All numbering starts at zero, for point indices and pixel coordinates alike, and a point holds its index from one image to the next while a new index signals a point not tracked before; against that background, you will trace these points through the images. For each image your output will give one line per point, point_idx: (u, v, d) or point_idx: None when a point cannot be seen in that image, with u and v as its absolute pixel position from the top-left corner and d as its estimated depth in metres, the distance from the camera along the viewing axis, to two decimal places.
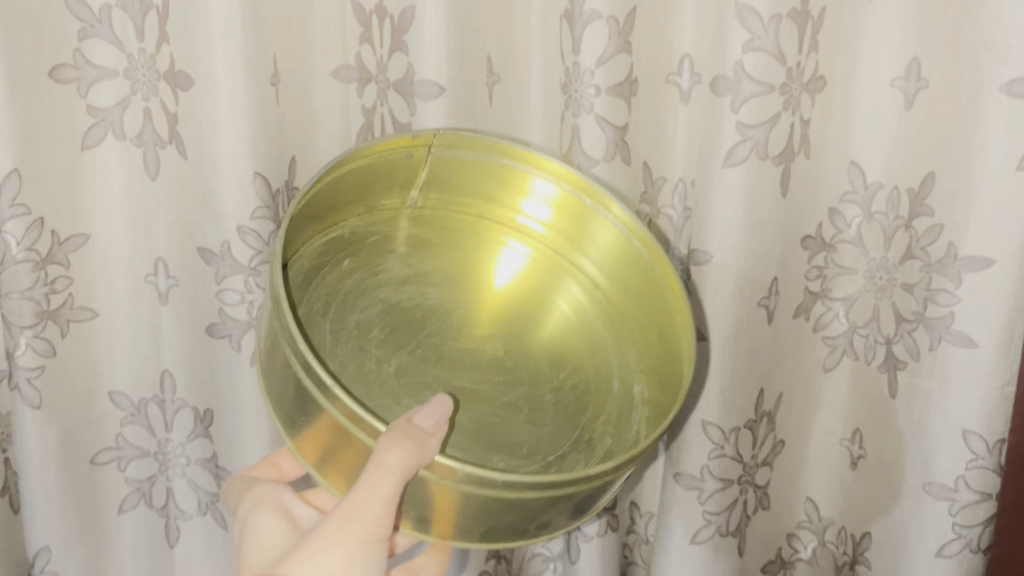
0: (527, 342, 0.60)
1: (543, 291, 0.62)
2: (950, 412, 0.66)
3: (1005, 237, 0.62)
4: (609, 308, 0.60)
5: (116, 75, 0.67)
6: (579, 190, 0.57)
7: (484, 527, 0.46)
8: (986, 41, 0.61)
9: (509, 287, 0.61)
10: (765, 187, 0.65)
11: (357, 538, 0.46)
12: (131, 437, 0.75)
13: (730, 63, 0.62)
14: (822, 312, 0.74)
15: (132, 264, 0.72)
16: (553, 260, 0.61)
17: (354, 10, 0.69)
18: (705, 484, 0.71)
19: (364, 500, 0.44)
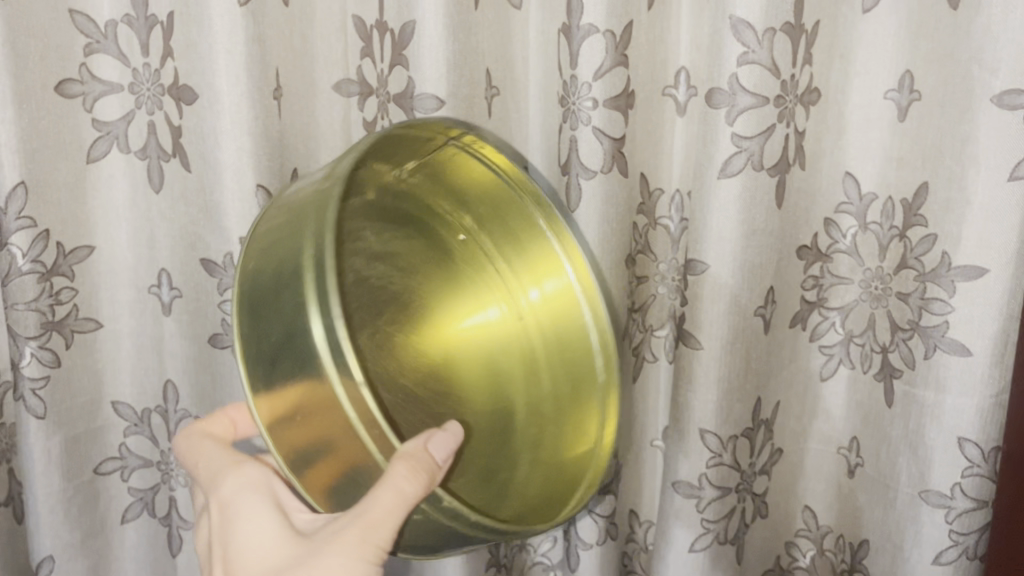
0: (458, 353, 0.64)
1: (491, 326, 0.63)
2: (946, 420, 0.67)
3: (998, 246, 0.62)
4: (533, 367, 0.62)
5: (120, 90, 0.69)
6: (582, 291, 0.58)
7: (418, 540, 0.45)
8: (978, 53, 0.61)
9: (467, 322, 0.63)
10: (761, 198, 0.65)
11: (352, 553, 0.42)
12: (134, 446, 0.76)
13: (726, 77, 0.63)
14: (818, 321, 0.75)
15: (136, 276, 0.74)
16: (510, 305, 0.62)
17: (354, 24, 0.71)
18: (703, 492, 0.72)
19: (373, 514, 0.41)
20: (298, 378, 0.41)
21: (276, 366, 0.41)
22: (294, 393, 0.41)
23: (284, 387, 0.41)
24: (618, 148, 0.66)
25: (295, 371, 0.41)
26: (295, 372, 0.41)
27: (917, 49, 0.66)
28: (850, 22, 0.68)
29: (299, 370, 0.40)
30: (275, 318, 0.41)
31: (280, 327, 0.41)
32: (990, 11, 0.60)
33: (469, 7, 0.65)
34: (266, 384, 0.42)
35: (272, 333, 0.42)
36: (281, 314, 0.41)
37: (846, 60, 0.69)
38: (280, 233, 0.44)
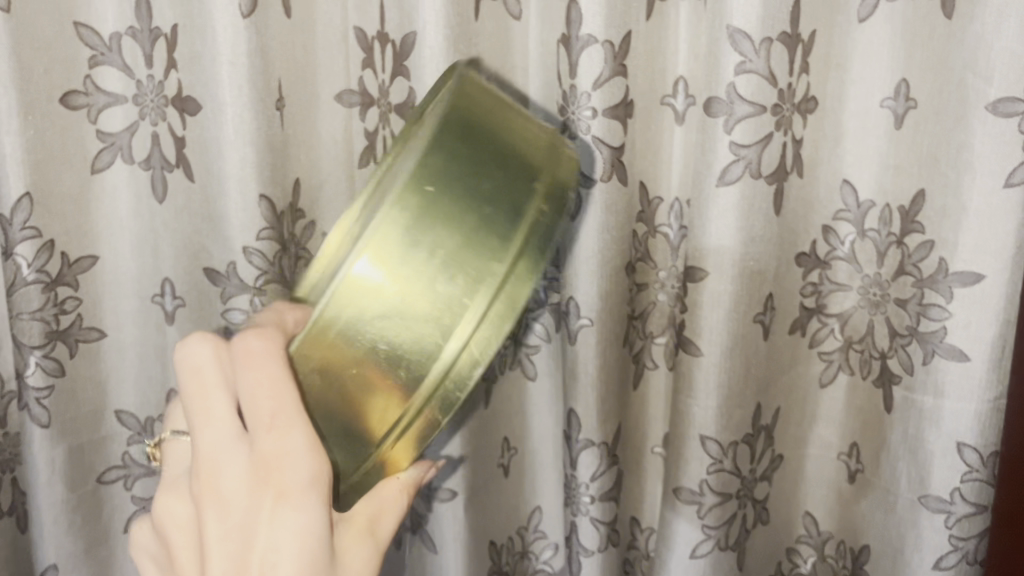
0: None
1: None
2: (944, 425, 0.67)
3: (994, 252, 0.63)
4: None
5: (124, 101, 0.69)
6: None
7: None
8: (971, 61, 0.62)
9: None
10: (759, 206, 0.66)
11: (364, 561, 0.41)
12: (137, 455, 0.76)
13: (724, 86, 0.64)
14: (817, 328, 0.76)
15: (140, 287, 0.75)
16: None
17: (355, 36, 0.71)
18: (704, 499, 0.72)
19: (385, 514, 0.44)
20: (406, 357, 0.44)
21: (388, 329, 0.44)
22: (382, 360, 0.44)
23: (379, 347, 0.44)
24: (618, 157, 0.67)
25: (405, 350, 0.44)
26: (397, 354, 0.44)
27: (912, 58, 0.67)
28: (846, 31, 0.69)
29: (411, 352, 0.44)
30: (421, 292, 0.44)
31: (420, 309, 0.44)
32: (984, 20, 0.60)
33: (469, 17, 0.65)
34: (361, 323, 0.44)
35: (410, 289, 0.44)
36: (439, 300, 0.44)
37: (842, 71, 0.70)
38: (452, 196, 0.45)
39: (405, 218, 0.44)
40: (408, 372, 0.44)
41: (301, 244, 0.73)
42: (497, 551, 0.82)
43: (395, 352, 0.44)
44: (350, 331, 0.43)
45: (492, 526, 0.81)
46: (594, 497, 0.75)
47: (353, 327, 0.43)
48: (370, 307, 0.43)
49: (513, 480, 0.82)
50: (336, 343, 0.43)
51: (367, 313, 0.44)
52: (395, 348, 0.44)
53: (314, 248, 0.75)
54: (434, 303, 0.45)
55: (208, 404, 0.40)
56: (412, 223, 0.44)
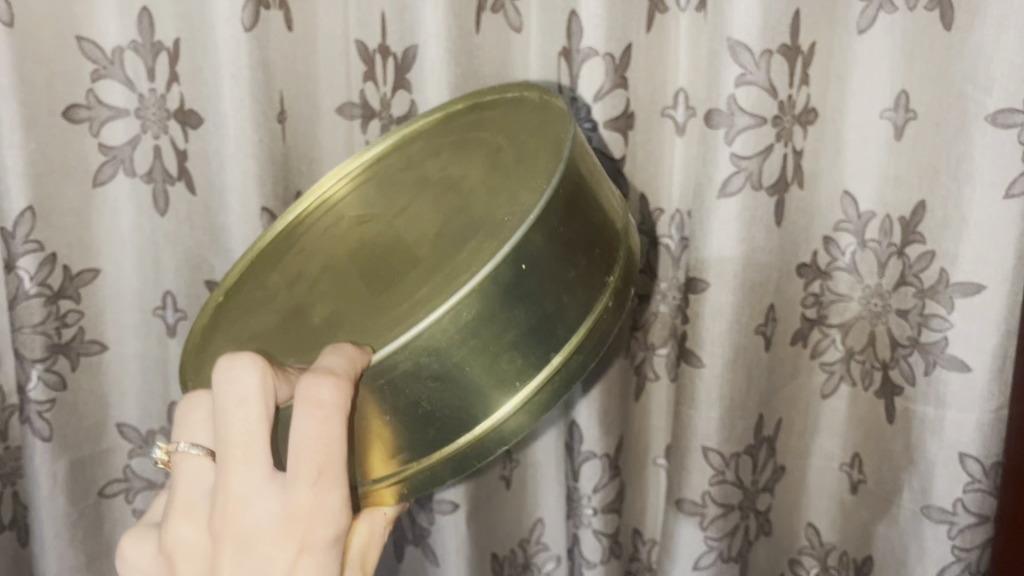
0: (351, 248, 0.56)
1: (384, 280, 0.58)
2: (946, 436, 0.67)
3: (994, 263, 0.63)
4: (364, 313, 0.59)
5: (126, 114, 0.69)
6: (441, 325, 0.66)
7: None
8: (971, 73, 0.62)
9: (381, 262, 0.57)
10: (759, 217, 0.66)
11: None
12: (139, 468, 0.76)
13: (724, 97, 0.64)
14: (819, 339, 0.76)
15: (142, 297, 0.74)
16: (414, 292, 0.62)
17: (356, 49, 0.71)
18: (706, 510, 0.72)
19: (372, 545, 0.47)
20: (438, 419, 0.44)
21: (432, 398, 0.43)
22: (415, 419, 0.43)
23: (419, 405, 0.43)
24: (618, 169, 0.68)
25: (439, 415, 0.44)
26: (439, 415, 0.44)
27: (912, 70, 0.67)
28: (845, 43, 0.69)
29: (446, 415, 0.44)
30: (473, 373, 0.43)
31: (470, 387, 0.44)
32: (983, 31, 0.61)
33: (469, 30, 0.66)
34: (406, 378, 0.42)
35: (471, 354, 0.43)
36: (490, 373, 0.44)
37: (842, 81, 0.70)
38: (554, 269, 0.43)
39: (483, 296, 0.42)
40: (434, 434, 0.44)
41: None
42: (499, 563, 0.82)
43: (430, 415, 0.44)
44: (399, 382, 0.42)
45: (494, 537, 0.82)
46: (596, 509, 0.75)
47: (404, 382, 0.42)
48: (423, 374, 0.42)
49: (516, 492, 0.81)
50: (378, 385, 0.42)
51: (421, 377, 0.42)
52: (431, 409, 0.43)
53: None
54: (481, 384, 0.44)
55: (245, 444, 0.41)
56: (496, 307, 0.42)
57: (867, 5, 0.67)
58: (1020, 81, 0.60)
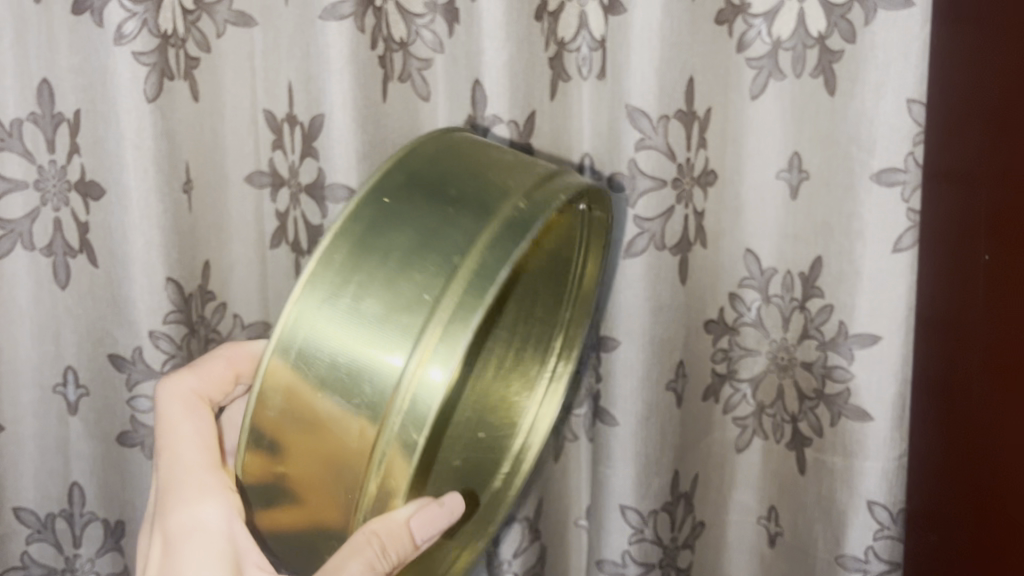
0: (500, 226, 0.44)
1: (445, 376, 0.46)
2: (856, 484, 0.70)
3: (889, 315, 0.66)
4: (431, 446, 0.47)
5: (25, 187, 0.66)
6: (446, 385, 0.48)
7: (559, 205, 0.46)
8: (854, 136, 0.66)
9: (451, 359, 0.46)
10: (665, 274, 0.69)
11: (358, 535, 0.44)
12: (37, 554, 0.72)
13: (625, 160, 0.67)
14: (730, 394, 0.77)
15: (40, 375, 0.70)
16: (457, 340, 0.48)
17: (265, 118, 0.71)
18: (626, 570, 0.74)
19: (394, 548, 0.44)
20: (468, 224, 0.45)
21: (364, 290, 0.44)
22: (410, 245, 0.44)
23: (352, 263, 0.44)
24: None
25: (426, 284, 0.43)
26: (504, 230, 0.44)
27: (802, 132, 0.70)
28: (739, 108, 0.71)
29: (358, 209, 0.45)
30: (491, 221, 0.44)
31: (355, 261, 0.44)
32: (863, 97, 0.65)
33: (375, 100, 0.67)
34: (347, 314, 0.43)
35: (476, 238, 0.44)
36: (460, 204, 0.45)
37: (739, 144, 0.72)
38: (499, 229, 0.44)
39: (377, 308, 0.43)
40: (459, 218, 0.45)
41: (210, 326, 0.72)
42: None
43: (398, 223, 0.45)
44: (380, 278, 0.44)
45: None
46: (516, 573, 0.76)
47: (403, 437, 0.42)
48: (334, 251, 0.44)
49: None
50: (345, 350, 0.43)
51: (352, 216, 0.45)
52: (387, 258, 0.44)
53: (223, 328, 0.73)
54: (408, 440, 0.42)
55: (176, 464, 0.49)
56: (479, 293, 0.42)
57: (758, 71, 0.69)
58: (900, 143, 0.64)
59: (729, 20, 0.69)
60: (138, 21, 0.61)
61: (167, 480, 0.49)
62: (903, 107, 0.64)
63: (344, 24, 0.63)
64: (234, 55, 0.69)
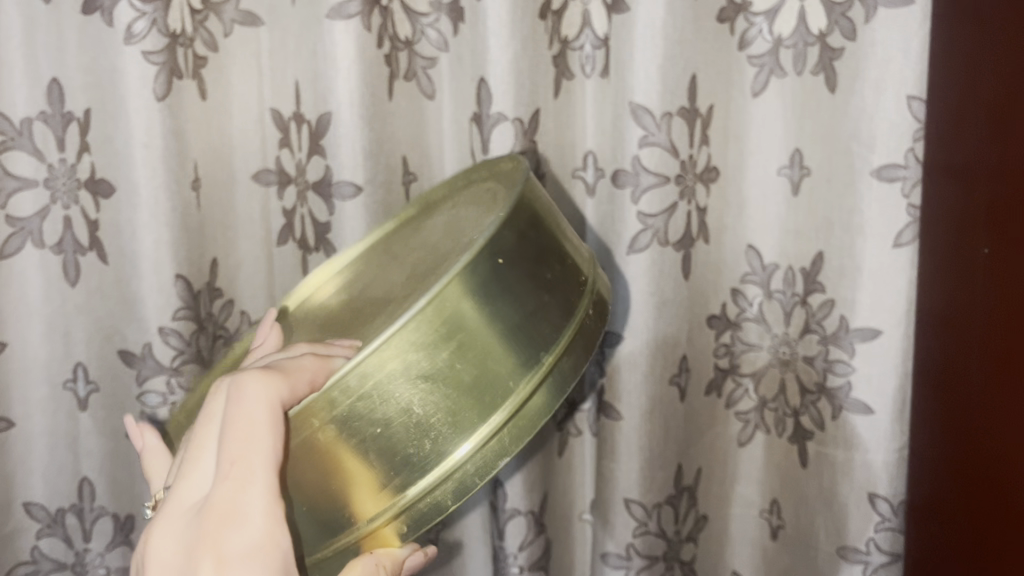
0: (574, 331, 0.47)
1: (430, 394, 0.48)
2: (856, 476, 0.71)
3: (889, 309, 0.68)
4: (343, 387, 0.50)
5: (34, 185, 0.66)
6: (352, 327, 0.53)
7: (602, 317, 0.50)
8: (855, 132, 0.67)
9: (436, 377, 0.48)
10: (668, 270, 0.70)
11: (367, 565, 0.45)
12: (47, 550, 0.73)
13: (629, 157, 0.68)
14: (733, 388, 0.78)
15: (50, 371, 0.70)
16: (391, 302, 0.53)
17: (271, 117, 0.70)
18: (632, 562, 0.76)
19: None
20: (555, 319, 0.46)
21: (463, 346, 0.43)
22: (517, 321, 0.44)
23: (461, 316, 0.42)
24: None
25: (513, 367, 0.44)
26: (572, 341, 0.47)
27: (803, 130, 0.71)
28: (741, 104, 0.72)
29: (480, 255, 0.43)
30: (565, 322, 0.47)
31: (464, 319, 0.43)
32: (864, 93, 0.66)
33: (382, 98, 0.68)
34: (438, 365, 0.42)
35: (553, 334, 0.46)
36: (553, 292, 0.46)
37: (740, 141, 0.73)
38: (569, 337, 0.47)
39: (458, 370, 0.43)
40: (550, 306, 0.46)
41: (218, 323, 0.72)
42: None
43: (507, 291, 0.44)
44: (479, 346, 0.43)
45: None
46: (522, 567, 0.76)
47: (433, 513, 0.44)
48: (448, 295, 0.42)
49: (440, 559, 0.79)
50: (424, 407, 0.43)
51: (476, 262, 0.43)
52: (491, 325, 0.43)
53: (231, 326, 0.73)
54: (441, 507, 0.44)
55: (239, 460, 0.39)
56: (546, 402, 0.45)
57: (759, 69, 0.70)
58: (900, 138, 0.65)
59: (730, 18, 0.70)
60: (148, 21, 0.63)
61: (217, 496, 0.39)
62: (903, 103, 0.65)
63: (351, 23, 0.64)
64: (242, 53, 0.70)
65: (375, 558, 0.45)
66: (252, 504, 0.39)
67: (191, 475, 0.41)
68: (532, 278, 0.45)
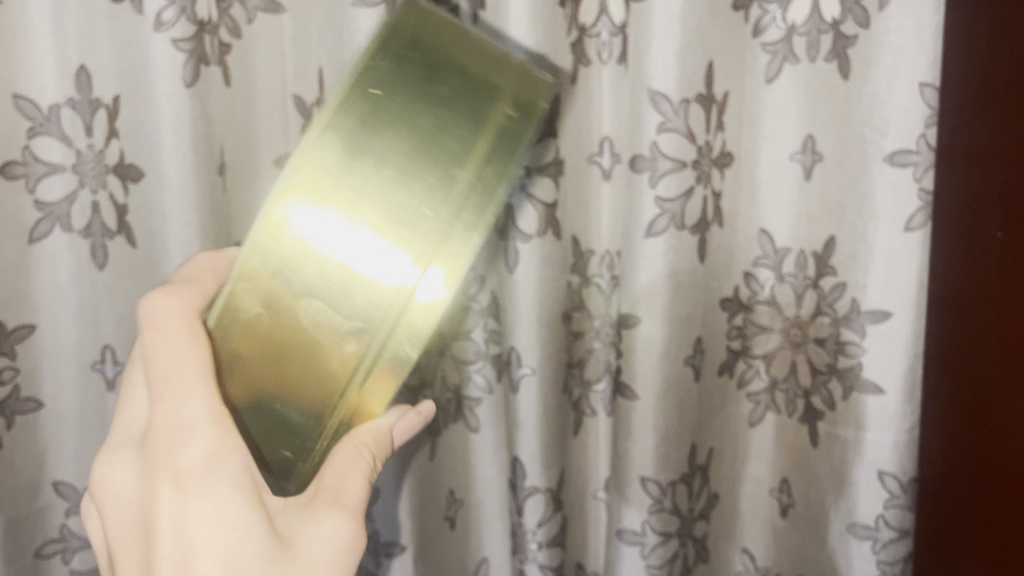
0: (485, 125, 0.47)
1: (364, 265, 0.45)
2: (867, 455, 0.73)
3: (901, 291, 0.69)
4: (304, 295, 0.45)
5: (63, 170, 0.68)
6: None
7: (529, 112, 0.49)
8: (868, 118, 0.68)
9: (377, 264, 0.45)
10: (683, 253, 0.72)
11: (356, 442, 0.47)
12: (76, 528, 0.75)
13: (647, 143, 0.69)
14: (743, 369, 0.79)
15: (78, 352, 0.72)
16: None
17: (293, 104, 0.71)
18: (647, 538, 0.77)
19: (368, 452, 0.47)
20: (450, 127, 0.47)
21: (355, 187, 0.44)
22: (404, 151, 0.45)
23: (332, 158, 0.44)
24: (551, 212, 0.72)
25: (425, 193, 0.45)
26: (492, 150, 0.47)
27: (817, 116, 0.72)
28: (754, 91, 0.74)
29: (354, 90, 0.45)
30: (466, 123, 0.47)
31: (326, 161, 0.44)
32: (877, 80, 0.67)
33: None
34: (342, 211, 0.44)
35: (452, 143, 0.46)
36: (449, 109, 0.47)
37: (755, 126, 0.75)
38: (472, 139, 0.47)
39: (372, 202, 0.45)
40: (446, 120, 0.47)
41: None
42: None
43: (388, 123, 0.46)
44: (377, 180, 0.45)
45: None
46: (540, 543, 0.78)
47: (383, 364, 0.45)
48: (326, 143, 0.44)
49: (458, 534, 0.81)
50: (337, 259, 0.44)
51: (337, 113, 0.45)
52: (384, 165, 0.45)
53: None
54: (401, 354, 0.45)
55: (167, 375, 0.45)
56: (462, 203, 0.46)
57: (772, 57, 0.72)
58: (913, 124, 0.67)
59: (745, 6, 0.71)
60: (177, 9, 0.63)
61: (160, 417, 0.45)
62: (915, 90, 0.66)
63: (376, 11, 0.65)
64: (265, 39, 0.71)
65: (355, 444, 0.47)
66: (195, 410, 0.44)
67: (126, 416, 0.49)
68: (410, 105, 0.46)
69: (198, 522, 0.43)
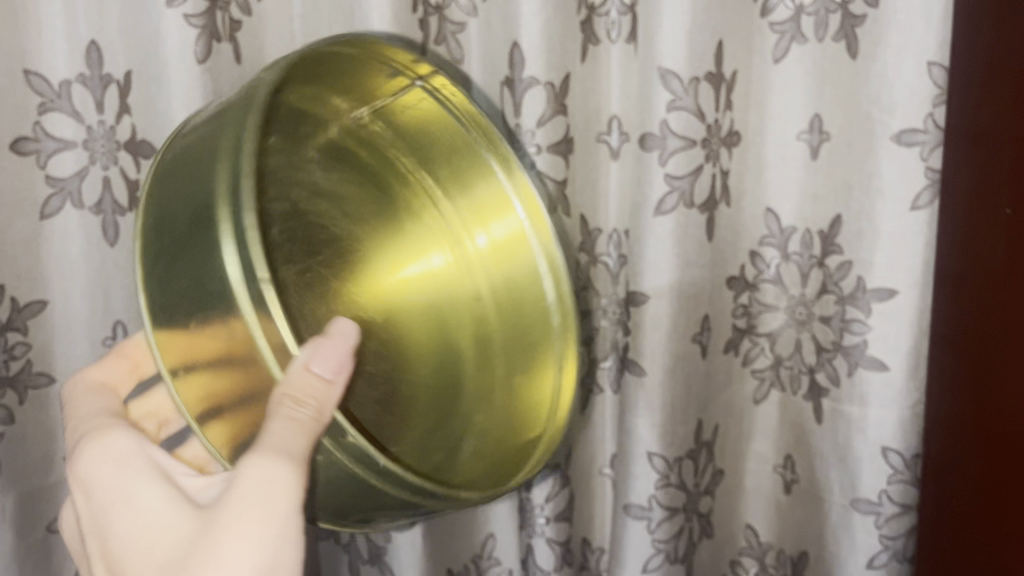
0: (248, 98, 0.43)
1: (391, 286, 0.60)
2: (869, 432, 0.74)
3: (906, 270, 0.70)
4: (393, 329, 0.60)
5: (73, 146, 0.68)
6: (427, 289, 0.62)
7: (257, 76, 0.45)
8: (875, 97, 0.69)
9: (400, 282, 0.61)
10: (692, 231, 0.72)
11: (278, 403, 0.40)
12: None
13: (657, 121, 0.69)
14: (749, 347, 0.81)
15: (88, 330, 0.72)
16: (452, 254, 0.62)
17: None
18: (653, 513, 0.77)
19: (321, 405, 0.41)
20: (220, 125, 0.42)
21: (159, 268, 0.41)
22: (196, 163, 0.42)
23: (152, 241, 0.42)
24: (562, 189, 0.73)
25: (208, 191, 0.40)
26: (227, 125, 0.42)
27: (823, 96, 0.73)
28: (762, 71, 0.74)
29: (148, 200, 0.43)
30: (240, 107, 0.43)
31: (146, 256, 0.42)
32: (885, 59, 0.67)
33: None
34: (164, 272, 0.41)
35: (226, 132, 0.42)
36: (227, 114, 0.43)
37: (762, 106, 0.75)
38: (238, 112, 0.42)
39: (189, 241, 0.40)
40: (225, 118, 0.43)
41: None
42: None
43: (179, 173, 0.43)
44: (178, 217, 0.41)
45: (445, 555, 0.81)
46: (548, 518, 0.79)
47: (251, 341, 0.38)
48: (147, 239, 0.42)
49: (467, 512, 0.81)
50: (181, 287, 0.40)
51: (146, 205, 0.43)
52: (178, 206, 0.41)
53: None
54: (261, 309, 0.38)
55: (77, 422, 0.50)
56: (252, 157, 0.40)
57: (781, 36, 0.73)
58: (919, 105, 0.67)
59: None
60: None
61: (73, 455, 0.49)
62: (924, 69, 0.66)
63: None
64: (276, 19, 0.72)
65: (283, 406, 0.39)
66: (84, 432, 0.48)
67: None
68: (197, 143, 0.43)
69: (131, 522, 0.44)
